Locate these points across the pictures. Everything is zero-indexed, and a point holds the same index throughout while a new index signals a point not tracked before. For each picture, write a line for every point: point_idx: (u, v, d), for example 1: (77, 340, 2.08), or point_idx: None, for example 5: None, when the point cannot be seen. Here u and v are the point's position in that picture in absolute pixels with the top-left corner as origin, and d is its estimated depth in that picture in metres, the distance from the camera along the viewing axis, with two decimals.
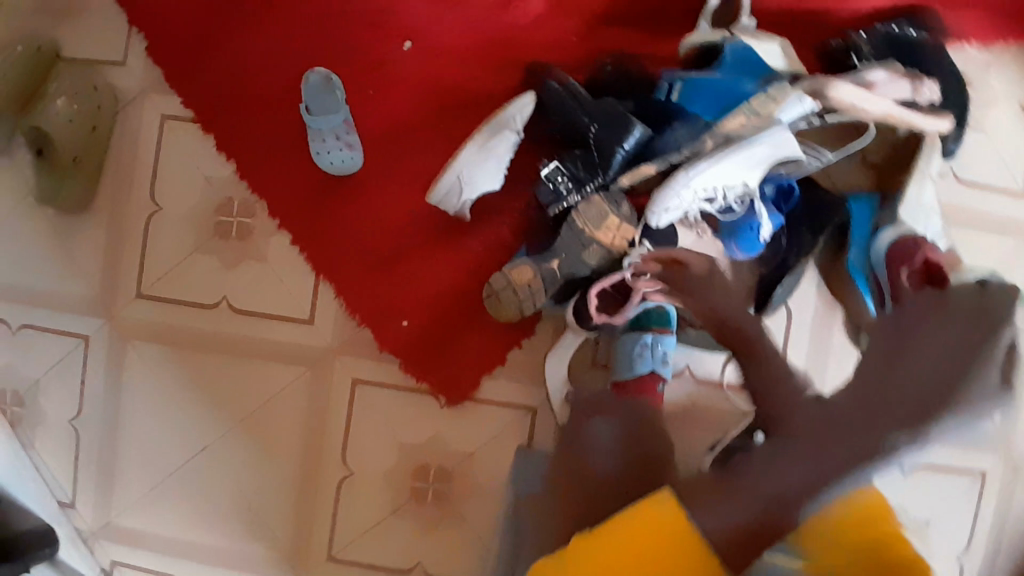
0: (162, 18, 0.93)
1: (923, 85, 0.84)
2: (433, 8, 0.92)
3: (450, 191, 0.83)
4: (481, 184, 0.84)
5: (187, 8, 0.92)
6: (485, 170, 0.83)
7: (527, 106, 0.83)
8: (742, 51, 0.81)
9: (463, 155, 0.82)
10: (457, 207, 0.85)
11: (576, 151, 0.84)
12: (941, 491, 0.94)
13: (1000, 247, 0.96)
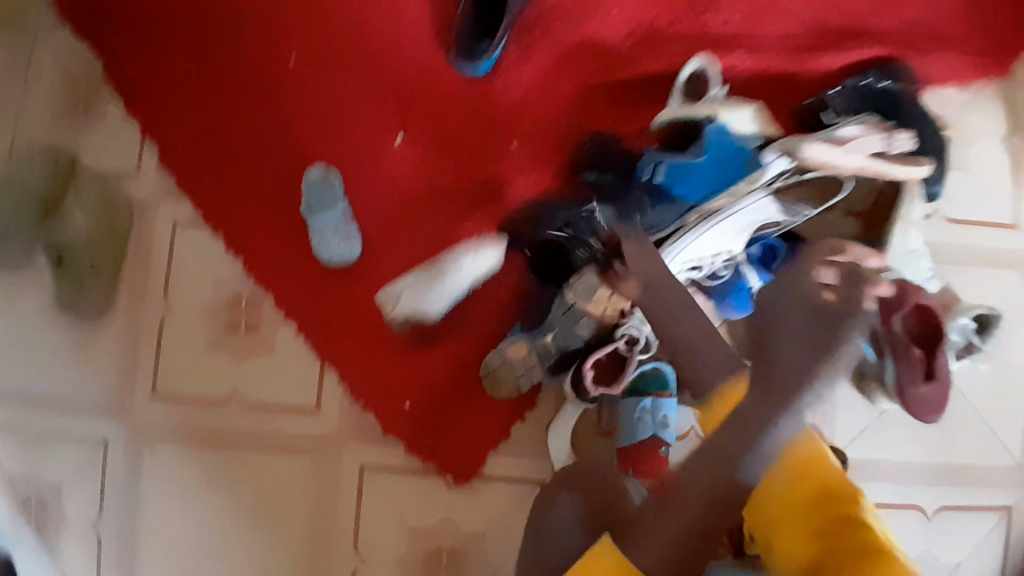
0: (163, 125, 0.96)
1: (897, 137, 0.87)
2: (425, 100, 0.95)
3: (390, 302, 0.91)
4: (419, 306, 0.89)
5: (187, 114, 0.95)
6: (427, 295, 0.89)
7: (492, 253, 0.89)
8: (722, 132, 0.86)
9: (409, 276, 0.90)
10: (396, 318, 0.91)
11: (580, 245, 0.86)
12: (966, 535, 0.90)
13: (993, 281, 0.96)
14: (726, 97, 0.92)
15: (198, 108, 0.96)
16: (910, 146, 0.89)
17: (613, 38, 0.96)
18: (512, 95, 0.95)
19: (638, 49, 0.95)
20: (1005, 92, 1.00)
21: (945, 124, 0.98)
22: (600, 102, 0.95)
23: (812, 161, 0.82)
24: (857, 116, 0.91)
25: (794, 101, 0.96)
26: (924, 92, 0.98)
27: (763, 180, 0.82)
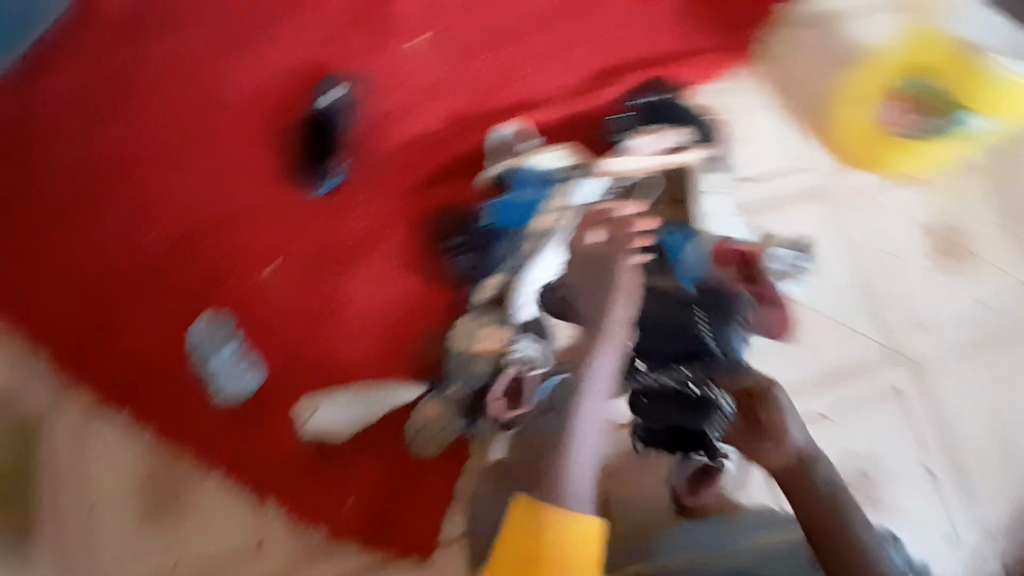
0: (33, 333, 0.96)
1: (670, 133, 1.05)
2: (283, 227, 1.00)
3: (304, 419, 0.94)
4: (329, 411, 0.94)
5: (54, 315, 0.96)
6: (336, 400, 0.94)
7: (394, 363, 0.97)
8: (524, 169, 0.99)
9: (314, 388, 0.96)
10: (311, 429, 0.93)
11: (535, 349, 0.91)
12: (870, 421, 1.01)
13: (806, 212, 1.09)
14: (544, 145, 1.05)
15: (65, 306, 0.97)
16: (687, 137, 1.06)
17: (425, 123, 1.06)
18: (360, 197, 1.02)
19: (451, 118, 1.07)
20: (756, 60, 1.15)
21: (716, 110, 1.11)
22: (434, 171, 1.03)
23: (613, 169, 1.00)
24: (643, 128, 1.05)
25: (597, 116, 1.08)
26: (693, 88, 1.11)
27: (576, 199, 0.95)
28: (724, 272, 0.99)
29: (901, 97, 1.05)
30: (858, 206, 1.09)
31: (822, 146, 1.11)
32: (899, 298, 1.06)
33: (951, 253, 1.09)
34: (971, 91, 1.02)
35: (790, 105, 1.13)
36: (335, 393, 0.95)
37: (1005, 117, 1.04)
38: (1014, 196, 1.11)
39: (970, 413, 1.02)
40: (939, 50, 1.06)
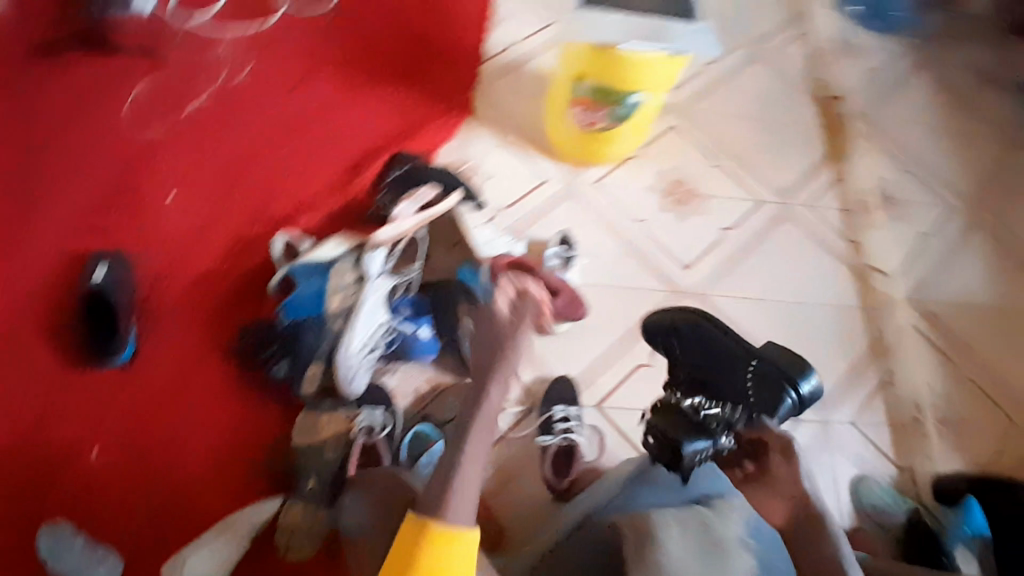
0: None
1: (422, 191, 1.15)
2: (91, 413, 0.98)
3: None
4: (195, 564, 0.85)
5: None
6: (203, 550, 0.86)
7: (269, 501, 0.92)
8: (303, 266, 1.05)
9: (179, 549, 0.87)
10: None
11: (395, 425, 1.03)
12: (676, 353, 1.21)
13: (562, 215, 1.28)
14: (317, 243, 1.11)
15: None
16: (438, 189, 1.17)
17: (204, 262, 1.10)
18: (162, 353, 1.03)
19: (219, 245, 1.11)
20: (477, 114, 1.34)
21: (461, 162, 1.29)
22: (222, 301, 1.07)
23: (386, 238, 1.08)
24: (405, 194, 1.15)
25: (357, 200, 1.19)
26: (435, 155, 1.28)
27: (371, 272, 1.03)
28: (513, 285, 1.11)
29: (584, 102, 1.18)
30: (596, 196, 1.31)
31: (552, 162, 1.32)
32: (655, 250, 1.29)
33: (678, 200, 1.34)
34: (627, 79, 1.12)
35: (517, 139, 1.33)
36: (198, 548, 0.86)
37: (664, 85, 1.15)
38: (703, 140, 1.40)
39: (744, 313, 1.27)
40: (598, 57, 1.09)
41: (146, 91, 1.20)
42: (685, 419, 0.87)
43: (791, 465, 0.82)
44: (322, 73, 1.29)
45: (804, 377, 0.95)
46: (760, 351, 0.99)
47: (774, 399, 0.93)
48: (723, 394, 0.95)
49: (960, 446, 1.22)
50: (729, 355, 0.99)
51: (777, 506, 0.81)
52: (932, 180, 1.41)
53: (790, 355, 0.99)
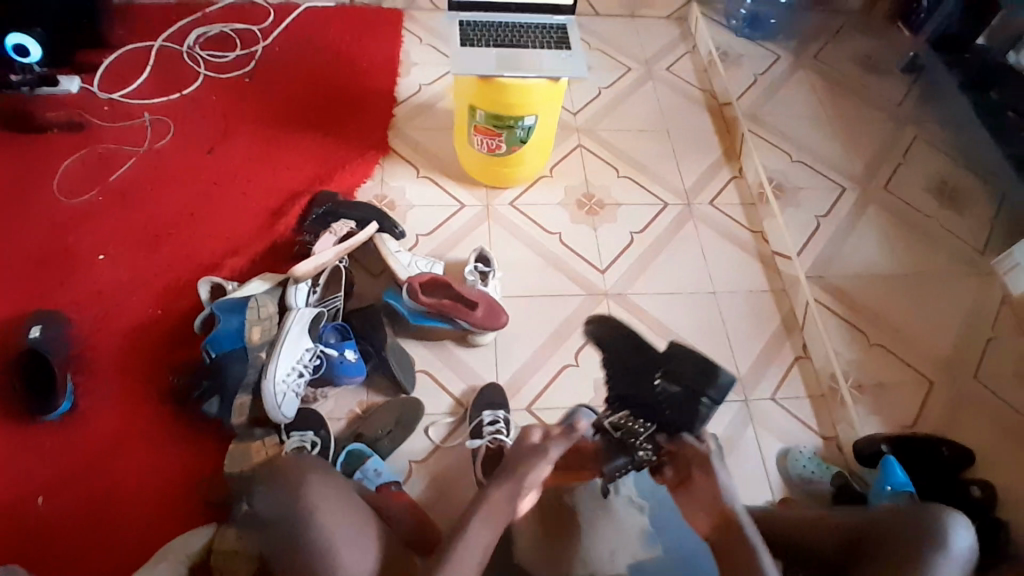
0: None
1: (338, 226, 1.24)
2: (32, 467, 1.01)
3: None
4: None
5: None
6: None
7: (202, 530, 0.95)
8: (224, 304, 1.09)
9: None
10: None
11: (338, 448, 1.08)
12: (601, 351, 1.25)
13: (480, 235, 1.36)
14: (243, 283, 1.18)
15: None
16: (355, 223, 1.26)
17: (140, 311, 1.16)
18: (100, 401, 1.07)
19: (150, 296, 1.17)
20: (393, 152, 1.44)
21: (382, 195, 1.37)
22: (153, 347, 1.13)
23: (308, 270, 1.15)
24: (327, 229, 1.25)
25: (281, 240, 1.27)
26: (354, 192, 1.36)
27: (297, 303, 1.13)
28: (421, 301, 1.16)
29: (484, 130, 1.28)
30: (511, 214, 1.40)
31: (466, 188, 1.42)
32: (571, 258, 1.36)
33: (590, 210, 1.43)
34: (516, 105, 1.22)
35: (433, 172, 1.42)
36: None
37: (552, 106, 1.26)
38: (608, 154, 1.52)
39: (661, 309, 1.33)
40: (487, 89, 1.20)
41: (74, 164, 1.31)
42: (607, 439, 1.00)
43: (712, 476, 0.80)
44: (239, 131, 1.41)
45: (711, 382, 1.16)
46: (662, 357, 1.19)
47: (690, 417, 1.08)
48: (654, 409, 1.07)
49: (879, 411, 1.22)
50: (641, 363, 1.20)
51: (705, 514, 0.79)
52: (822, 166, 1.52)
53: (692, 354, 1.21)
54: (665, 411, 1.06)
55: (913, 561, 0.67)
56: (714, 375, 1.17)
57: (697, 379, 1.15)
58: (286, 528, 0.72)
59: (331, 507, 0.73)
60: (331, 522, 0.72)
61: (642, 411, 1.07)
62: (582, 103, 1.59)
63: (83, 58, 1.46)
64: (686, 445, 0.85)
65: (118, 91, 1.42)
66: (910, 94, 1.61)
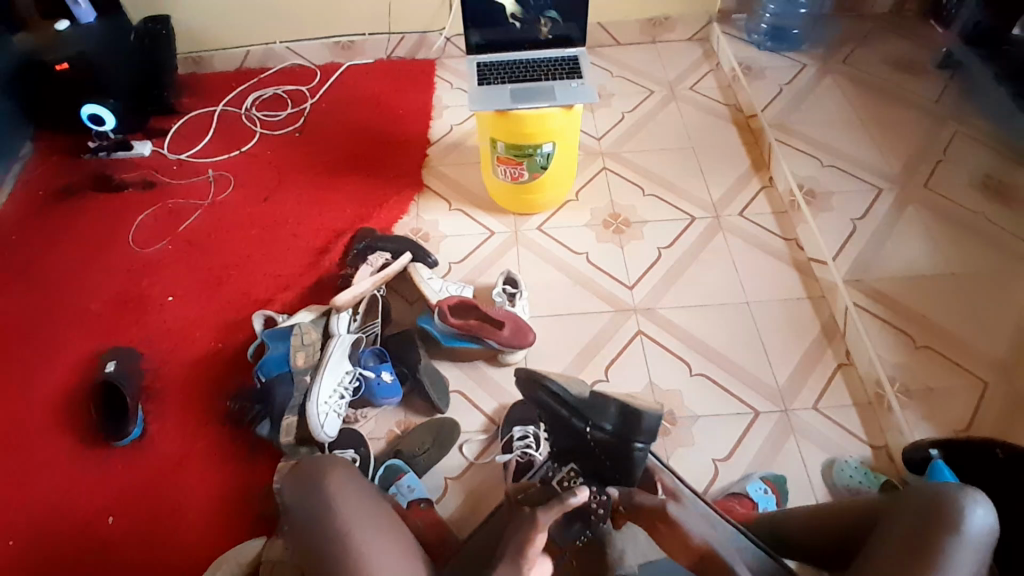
0: None
1: (375, 258, 1.34)
2: (108, 485, 1.13)
3: None
4: None
5: None
6: None
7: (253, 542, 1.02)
8: (273, 332, 1.22)
9: None
10: None
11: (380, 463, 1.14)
12: (628, 362, 1.27)
13: (510, 260, 1.43)
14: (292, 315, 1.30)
15: None
16: (389, 254, 1.36)
17: (204, 344, 1.30)
18: (167, 425, 1.19)
19: (211, 328, 1.32)
20: (428, 189, 1.55)
21: (418, 228, 1.48)
22: (213, 374, 1.26)
23: (347, 299, 1.24)
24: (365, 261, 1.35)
25: (324, 275, 1.39)
26: (391, 227, 1.47)
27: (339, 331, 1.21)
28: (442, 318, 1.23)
29: (506, 160, 1.37)
30: (538, 238, 1.46)
31: (496, 218, 1.50)
32: (597, 275, 1.40)
33: (616, 228, 1.48)
34: (534, 136, 1.31)
35: (465, 204, 1.52)
36: None
37: (571, 131, 1.35)
38: (633, 174, 1.58)
39: (690, 321, 1.33)
40: (504, 122, 1.30)
41: (147, 218, 1.51)
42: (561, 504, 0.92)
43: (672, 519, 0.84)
44: (289, 179, 1.57)
45: (635, 431, 0.93)
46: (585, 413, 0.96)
47: (630, 468, 0.94)
48: (592, 458, 0.98)
49: (930, 415, 1.15)
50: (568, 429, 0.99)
51: (682, 551, 0.82)
52: (854, 169, 1.50)
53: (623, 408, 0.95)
54: (604, 460, 0.96)
55: (920, 536, 0.68)
56: (633, 426, 0.93)
57: (625, 427, 0.95)
58: (324, 521, 0.78)
59: (359, 509, 0.80)
60: (364, 525, 0.77)
61: (582, 459, 0.99)
62: (605, 129, 1.67)
63: (154, 123, 1.70)
64: (642, 505, 0.88)
65: (186, 152, 1.63)
66: (947, 95, 1.55)
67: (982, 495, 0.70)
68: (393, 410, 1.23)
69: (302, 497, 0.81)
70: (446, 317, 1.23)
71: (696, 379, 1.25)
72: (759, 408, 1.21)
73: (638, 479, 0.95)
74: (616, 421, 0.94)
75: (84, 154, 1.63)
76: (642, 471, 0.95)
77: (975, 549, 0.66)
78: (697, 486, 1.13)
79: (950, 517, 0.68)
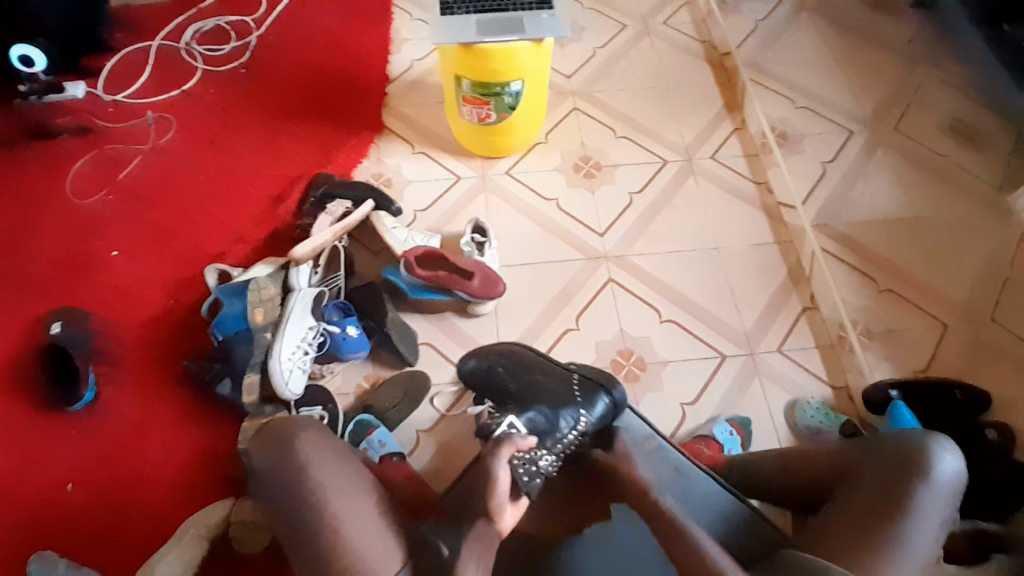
0: None
1: (334, 207, 1.28)
2: (64, 451, 1.09)
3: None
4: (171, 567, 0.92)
5: None
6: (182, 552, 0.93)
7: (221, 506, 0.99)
8: (226, 288, 1.15)
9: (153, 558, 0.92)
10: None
11: (349, 418, 1.11)
12: (600, 309, 1.26)
13: (478, 206, 1.38)
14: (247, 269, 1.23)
15: None
16: (348, 202, 1.30)
17: (157, 301, 1.23)
18: (122, 387, 1.14)
19: (161, 285, 1.25)
20: (389, 131, 1.47)
21: (380, 174, 1.41)
22: (167, 332, 1.20)
23: (306, 250, 1.20)
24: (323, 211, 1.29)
25: (282, 225, 1.32)
26: (350, 173, 1.40)
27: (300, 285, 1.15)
28: (406, 267, 1.19)
29: (471, 100, 1.30)
30: (507, 183, 1.41)
31: (461, 162, 1.43)
32: (567, 222, 1.36)
33: (587, 173, 1.43)
34: (502, 72, 1.24)
35: (429, 147, 1.45)
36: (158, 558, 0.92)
37: (539, 67, 1.28)
38: (604, 116, 1.52)
39: (659, 267, 1.32)
40: (470, 57, 1.22)
41: (84, 165, 1.39)
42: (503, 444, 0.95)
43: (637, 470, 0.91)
44: (236, 121, 1.46)
45: (614, 384, 1.04)
46: (579, 368, 1.06)
47: (593, 400, 1.00)
48: (561, 395, 0.99)
49: (892, 357, 1.19)
50: (550, 375, 1.04)
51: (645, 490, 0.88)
52: (826, 111, 1.48)
53: (593, 370, 1.07)
54: (576, 395, 1.00)
55: (898, 483, 0.76)
56: (614, 380, 1.06)
57: (588, 378, 1.03)
58: (301, 486, 0.77)
59: (336, 472, 0.79)
60: (340, 485, 0.77)
61: (552, 394, 1.00)
62: (576, 66, 1.60)
63: (84, 61, 1.54)
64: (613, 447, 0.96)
65: (122, 92, 1.50)
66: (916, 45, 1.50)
67: (948, 442, 0.78)
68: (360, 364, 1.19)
69: (275, 475, 0.78)
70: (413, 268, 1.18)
71: (666, 327, 1.25)
72: (727, 353, 1.22)
73: (598, 415, 0.99)
74: (602, 376, 1.06)
75: (14, 99, 1.46)
76: (603, 411, 1.00)
77: (943, 491, 0.75)
78: (666, 430, 1.15)
79: (923, 466, 0.76)
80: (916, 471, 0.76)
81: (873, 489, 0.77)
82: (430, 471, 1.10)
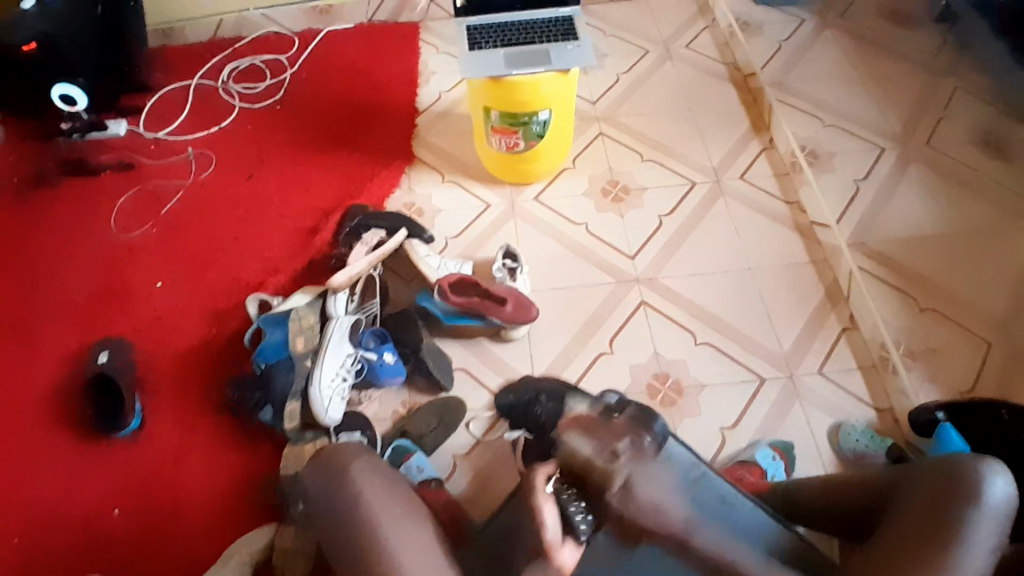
0: None
1: (369, 236, 1.30)
2: (110, 478, 1.11)
3: None
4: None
5: None
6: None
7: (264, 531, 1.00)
8: (267, 317, 1.18)
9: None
10: None
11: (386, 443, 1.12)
12: (632, 332, 1.26)
13: (509, 232, 1.39)
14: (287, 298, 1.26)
15: None
16: (383, 231, 1.32)
17: (199, 331, 1.27)
18: (166, 415, 1.17)
19: (203, 315, 1.29)
20: (420, 161, 1.50)
21: (411, 203, 1.43)
22: (209, 359, 1.23)
23: (344, 278, 1.20)
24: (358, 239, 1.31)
25: (318, 255, 1.35)
26: (383, 203, 1.43)
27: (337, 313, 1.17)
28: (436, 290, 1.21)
29: (500, 129, 1.33)
30: (536, 209, 1.43)
31: (490, 190, 1.46)
32: (598, 246, 1.37)
33: (616, 197, 1.44)
34: (531, 102, 1.26)
35: (459, 176, 1.48)
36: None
37: (565, 96, 1.30)
38: (631, 139, 1.53)
39: (693, 288, 1.31)
40: (498, 89, 1.25)
41: (129, 200, 1.45)
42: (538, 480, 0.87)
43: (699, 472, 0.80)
44: (271, 155, 1.51)
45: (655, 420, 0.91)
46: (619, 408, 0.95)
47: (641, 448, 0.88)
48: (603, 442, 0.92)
49: (936, 377, 1.16)
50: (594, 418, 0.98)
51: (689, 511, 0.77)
52: (855, 129, 1.48)
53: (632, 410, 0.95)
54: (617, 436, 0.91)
55: (949, 504, 0.74)
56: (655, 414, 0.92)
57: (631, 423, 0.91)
58: (350, 511, 0.78)
59: (382, 496, 0.79)
60: (385, 511, 0.78)
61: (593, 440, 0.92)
62: (600, 93, 1.62)
63: (128, 102, 1.61)
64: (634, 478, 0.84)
65: (164, 130, 1.56)
66: None
67: (999, 463, 0.76)
68: (395, 390, 1.21)
69: (325, 502, 0.79)
70: (444, 292, 1.21)
71: (700, 349, 1.24)
72: (764, 375, 1.21)
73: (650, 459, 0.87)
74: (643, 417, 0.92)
75: (59, 138, 1.54)
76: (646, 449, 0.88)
77: (998, 509, 0.73)
78: (706, 454, 1.14)
79: (974, 486, 0.74)
80: (970, 491, 0.74)
81: (926, 509, 0.75)
82: (467, 496, 1.10)
